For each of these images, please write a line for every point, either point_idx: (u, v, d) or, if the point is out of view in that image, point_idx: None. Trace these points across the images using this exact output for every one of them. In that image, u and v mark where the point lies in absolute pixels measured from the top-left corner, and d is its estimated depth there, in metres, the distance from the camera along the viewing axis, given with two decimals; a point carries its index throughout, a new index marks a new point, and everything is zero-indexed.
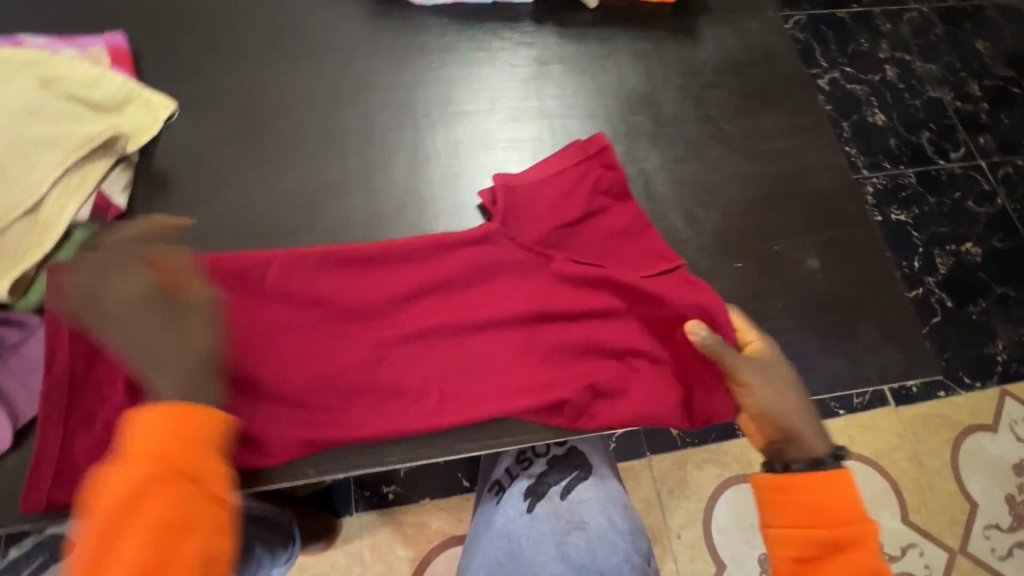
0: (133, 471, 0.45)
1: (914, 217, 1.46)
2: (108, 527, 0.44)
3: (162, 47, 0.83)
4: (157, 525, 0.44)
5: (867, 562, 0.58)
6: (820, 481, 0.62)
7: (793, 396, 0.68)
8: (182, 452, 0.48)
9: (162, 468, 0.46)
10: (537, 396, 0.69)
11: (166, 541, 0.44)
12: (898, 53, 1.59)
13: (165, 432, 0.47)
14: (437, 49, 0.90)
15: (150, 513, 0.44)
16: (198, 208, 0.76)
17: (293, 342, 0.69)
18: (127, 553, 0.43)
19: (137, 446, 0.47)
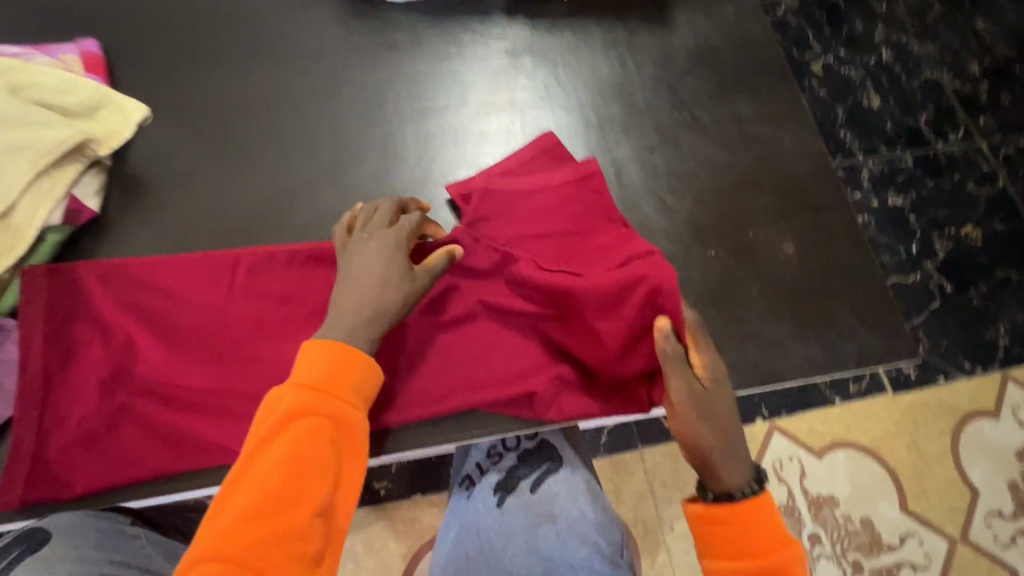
0: (294, 397, 0.55)
1: (911, 200, 1.43)
2: (266, 430, 0.54)
3: (136, 53, 0.85)
4: (318, 440, 0.54)
5: None
6: (746, 513, 0.64)
7: (727, 425, 0.66)
8: (334, 381, 0.57)
9: (324, 395, 0.56)
10: (506, 389, 0.70)
11: (313, 452, 0.54)
12: (893, 34, 1.56)
13: (324, 363, 0.57)
14: (410, 45, 0.90)
15: (297, 428, 0.54)
16: (171, 210, 0.78)
17: (260, 339, 0.68)
18: (274, 452, 0.53)
19: (309, 378, 0.57)
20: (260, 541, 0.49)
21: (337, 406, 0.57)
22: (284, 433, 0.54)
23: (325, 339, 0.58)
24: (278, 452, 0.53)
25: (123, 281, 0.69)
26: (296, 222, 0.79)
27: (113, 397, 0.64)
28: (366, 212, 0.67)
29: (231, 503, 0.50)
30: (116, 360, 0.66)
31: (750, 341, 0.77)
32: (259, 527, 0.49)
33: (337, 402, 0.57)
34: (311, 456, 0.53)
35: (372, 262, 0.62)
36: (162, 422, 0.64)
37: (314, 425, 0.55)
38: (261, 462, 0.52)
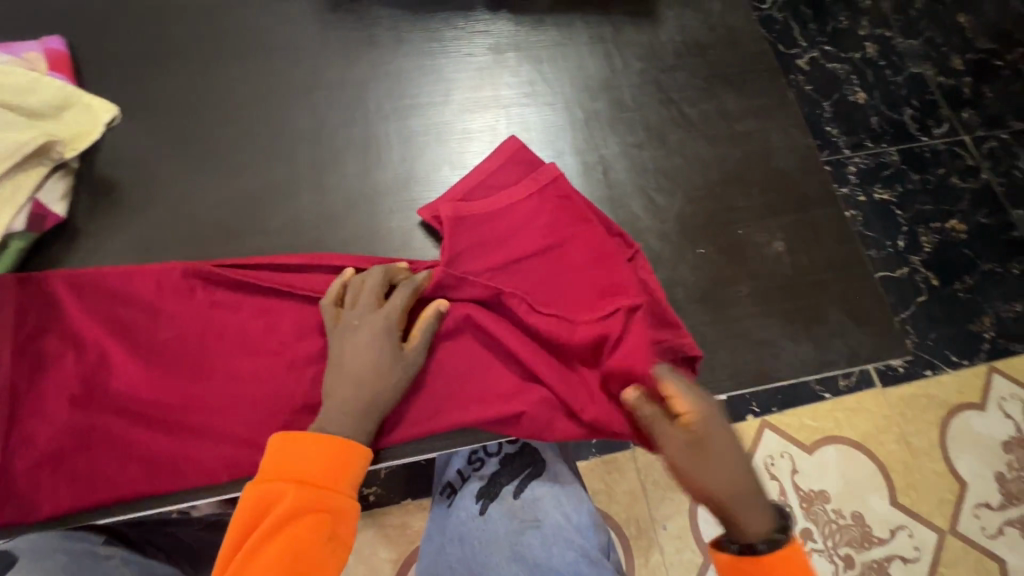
0: (292, 492, 0.52)
1: (897, 195, 1.44)
2: (260, 535, 0.51)
3: (105, 51, 0.81)
4: (312, 541, 0.51)
5: None
6: (778, 565, 0.57)
7: (736, 466, 0.59)
8: (328, 476, 0.54)
9: (323, 490, 0.54)
10: (495, 406, 0.67)
11: (306, 557, 0.51)
12: (878, 29, 1.56)
13: (317, 458, 0.54)
14: (391, 42, 0.87)
15: (293, 528, 0.51)
16: (145, 214, 0.75)
17: (240, 352, 0.65)
18: (268, 557, 0.50)
19: (307, 471, 0.54)
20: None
21: (335, 499, 0.54)
22: (278, 535, 0.51)
23: (312, 432, 0.56)
24: (271, 556, 0.50)
25: (96, 292, 0.65)
26: (274, 226, 0.76)
27: (86, 415, 0.61)
28: (354, 287, 0.64)
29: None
30: (90, 376, 0.62)
31: (740, 341, 0.76)
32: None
33: (335, 496, 0.54)
34: (305, 561, 0.51)
35: (360, 348, 0.60)
36: (136, 442, 0.61)
37: (311, 524, 0.52)
38: (253, 567, 0.50)
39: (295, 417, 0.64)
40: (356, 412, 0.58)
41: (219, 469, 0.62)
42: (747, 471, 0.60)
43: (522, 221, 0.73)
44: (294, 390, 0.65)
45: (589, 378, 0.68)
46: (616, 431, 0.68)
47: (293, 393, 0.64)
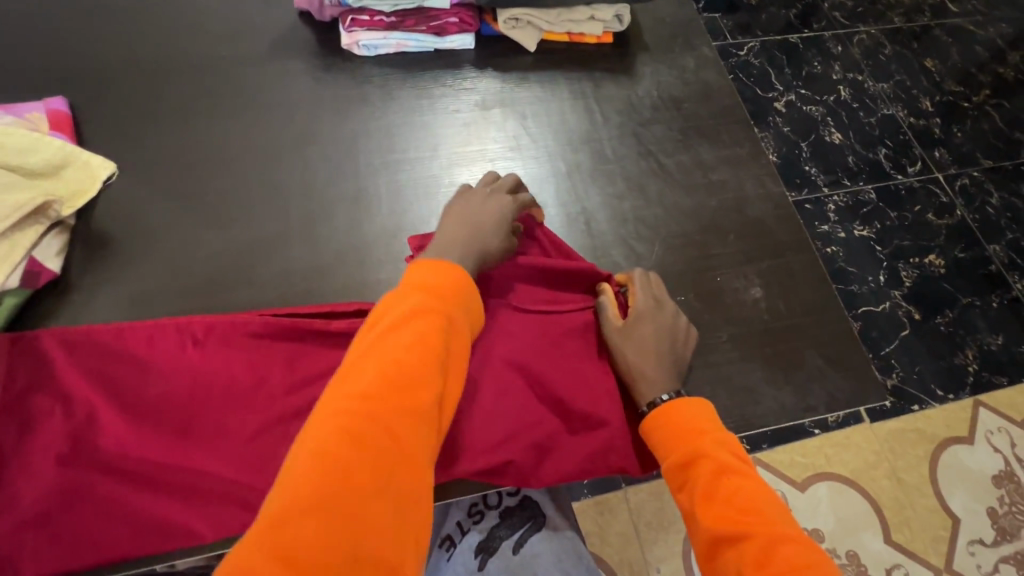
0: (419, 296, 0.55)
1: (876, 231, 1.48)
2: (388, 324, 0.52)
3: (104, 110, 0.85)
4: (433, 335, 0.53)
5: (722, 464, 0.59)
6: (673, 409, 0.65)
7: (657, 351, 0.70)
8: (444, 295, 0.57)
9: (443, 302, 0.56)
10: (483, 457, 0.66)
11: (428, 346, 0.52)
12: (849, 73, 1.64)
13: (436, 276, 0.58)
14: (381, 98, 0.92)
15: (420, 320, 0.53)
16: (139, 268, 0.76)
17: (225, 409, 0.66)
18: (393, 342, 0.51)
19: (430, 282, 0.57)
20: (383, 425, 0.46)
21: (450, 310, 0.56)
22: (403, 326, 0.52)
23: (439, 261, 0.60)
24: (396, 340, 0.51)
25: (91, 351, 0.66)
26: (265, 279, 0.78)
27: (74, 475, 0.61)
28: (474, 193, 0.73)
29: (355, 378, 0.48)
30: (80, 436, 0.62)
31: (723, 387, 0.77)
32: (380, 407, 0.46)
33: (450, 305, 0.57)
34: (429, 354, 0.51)
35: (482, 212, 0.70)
36: (120, 503, 0.61)
37: (432, 325, 0.53)
38: (382, 347, 0.51)
39: None
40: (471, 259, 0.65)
41: (204, 529, 0.61)
42: (656, 354, 0.69)
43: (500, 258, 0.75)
44: (280, 446, 0.65)
45: (570, 418, 0.69)
46: (602, 473, 0.69)
47: (279, 449, 0.65)
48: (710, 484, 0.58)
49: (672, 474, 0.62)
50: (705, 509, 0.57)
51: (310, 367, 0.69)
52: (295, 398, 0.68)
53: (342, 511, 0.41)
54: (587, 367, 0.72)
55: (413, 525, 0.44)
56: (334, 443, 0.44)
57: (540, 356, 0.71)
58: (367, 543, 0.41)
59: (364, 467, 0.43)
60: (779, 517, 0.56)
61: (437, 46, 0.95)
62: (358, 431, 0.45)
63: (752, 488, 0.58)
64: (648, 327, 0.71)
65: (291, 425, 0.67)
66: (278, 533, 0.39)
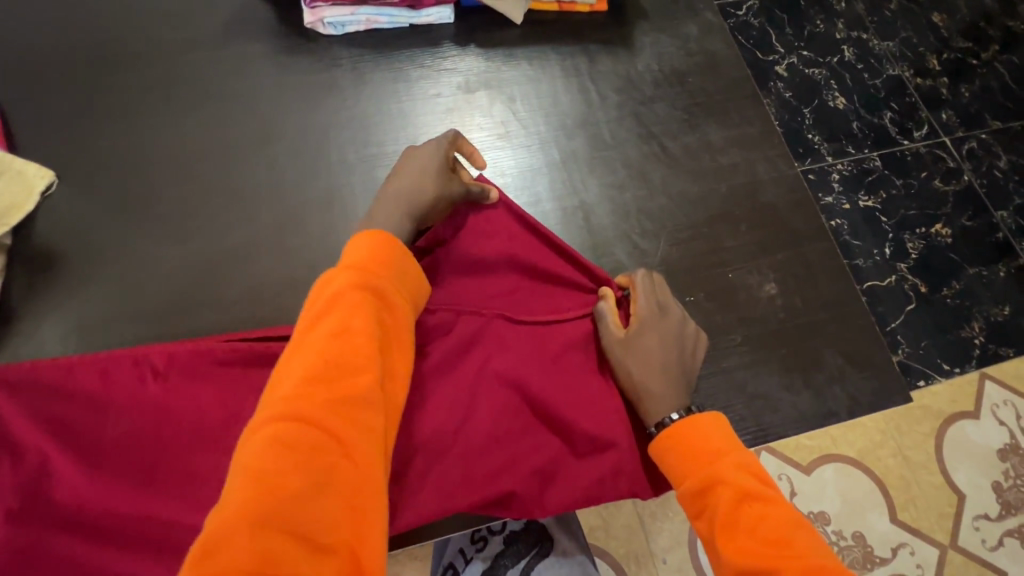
0: (343, 277, 0.49)
1: (882, 202, 1.38)
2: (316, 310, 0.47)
3: (37, 107, 0.75)
4: (365, 316, 0.48)
5: (743, 488, 0.54)
6: (685, 429, 0.59)
7: (662, 363, 0.64)
8: (374, 266, 0.52)
9: (373, 275, 0.51)
10: (483, 490, 0.60)
11: (360, 329, 0.47)
12: (855, 32, 1.53)
13: (368, 248, 0.52)
14: (350, 83, 0.82)
15: (346, 300, 0.48)
16: (88, 289, 0.68)
17: (197, 448, 0.61)
18: (320, 332, 0.46)
19: (353, 261, 0.52)
20: (317, 420, 0.41)
21: (385, 287, 0.52)
22: (330, 313, 0.47)
23: (370, 232, 0.54)
24: (322, 329, 0.46)
25: (38, 392, 0.59)
26: (232, 298, 0.70)
27: (28, 534, 0.53)
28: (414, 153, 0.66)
29: (283, 380, 0.43)
30: (29, 488, 0.54)
31: (738, 395, 0.72)
32: (312, 405, 0.42)
33: (384, 284, 0.52)
34: (360, 333, 0.46)
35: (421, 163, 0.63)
36: (81, 562, 0.53)
37: (362, 304, 0.48)
38: (309, 340, 0.45)
39: None
40: (398, 210, 0.60)
41: None
42: (663, 366, 0.63)
43: (484, 269, 0.70)
44: None
45: (575, 440, 0.64)
46: (613, 496, 0.64)
47: None
48: (731, 513, 0.53)
49: (687, 500, 0.56)
50: (728, 539, 0.52)
51: None
52: None
53: (283, 522, 0.37)
54: (589, 382, 0.66)
55: (368, 514, 0.40)
56: (264, 454, 0.39)
57: (539, 374, 0.65)
58: (318, 548, 0.37)
59: (302, 471, 0.39)
60: (811, 543, 0.50)
61: (412, 21, 0.85)
62: (291, 433, 0.40)
63: (779, 514, 0.52)
64: (652, 336, 0.65)
65: None
66: (214, 559, 0.34)
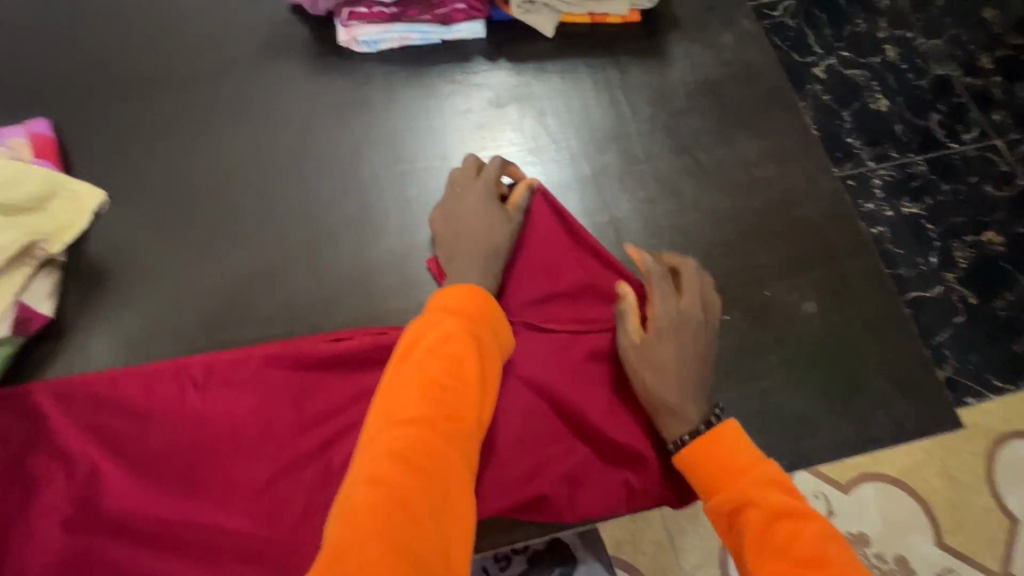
0: (455, 319, 0.56)
1: (927, 208, 1.32)
2: (428, 344, 0.53)
3: (88, 130, 0.79)
4: (472, 356, 0.54)
5: (773, 504, 0.52)
6: (716, 446, 0.57)
7: (678, 375, 0.61)
8: (476, 312, 0.58)
9: (476, 321, 0.57)
10: (510, 494, 0.61)
11: (466, 369, 0.52)
12: (898, 30, 1.46)
13: (470, 295, 0.59)
14: (383, 101, 0.83)
15: (457, 339, 0.54)
16: (133, 305, 0.71)
17: (231, 461, 0.62)
18: (433, 365, 0.51)
19: (458, 305, 0.58)
20: (431, 445, 0.46)
21: (483, 333, 0.57)
22: (441, 349, 0.53)
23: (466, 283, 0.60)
24: (437, 362, 0.51)
25: (86, 402, 0.62)
26: (269, 313, 0.72)
27: (83, 538, 0.58)
28: (465, 187, 0.70)
29: (400, 404, 0.49)
30: (82, 497, 0.59)
31: (774, 418, 0.69)
32: (429, 431, 0.47)
33: (482, 332, 0.57)
34: (467, 371, 0.52)
35: (478, 212, 0.69)
36: (130, 564, 0.57)
37: (467, 344, 0.54)
38: (423, 370, 0.51)
39: (299, 523, 0.60)
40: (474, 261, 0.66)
41: None
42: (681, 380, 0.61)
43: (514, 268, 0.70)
44: (292, 496, 0.61)
45: (603, 447, 0.64)
46: (645, 504, 0.63)
47: (292, 499, 0.61)
48: (761, 530, 0.51)
49: (718, 518, 0.55)
50: (758, 556, 0.50)
51: (319, 402, 0.65)
52: (306, 444, 0.63)
53: (401, 534, 0.41)
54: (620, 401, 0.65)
55: (460, 539, 0.44)
56: (389, 470, 0.44)
57: (567, 391, 0.65)
58: (428, 567, 0.41)
59: (418, 489, 0.44)
60: (847, 560, 0.48)
61: (444, 38, 0.85)
62: (410, 453, 0.45)
63: (813, 526, 0.50)
64: (668, 347, 0.62)
65: (303, 472, 0.62)
66: (344, 560, 0.38)
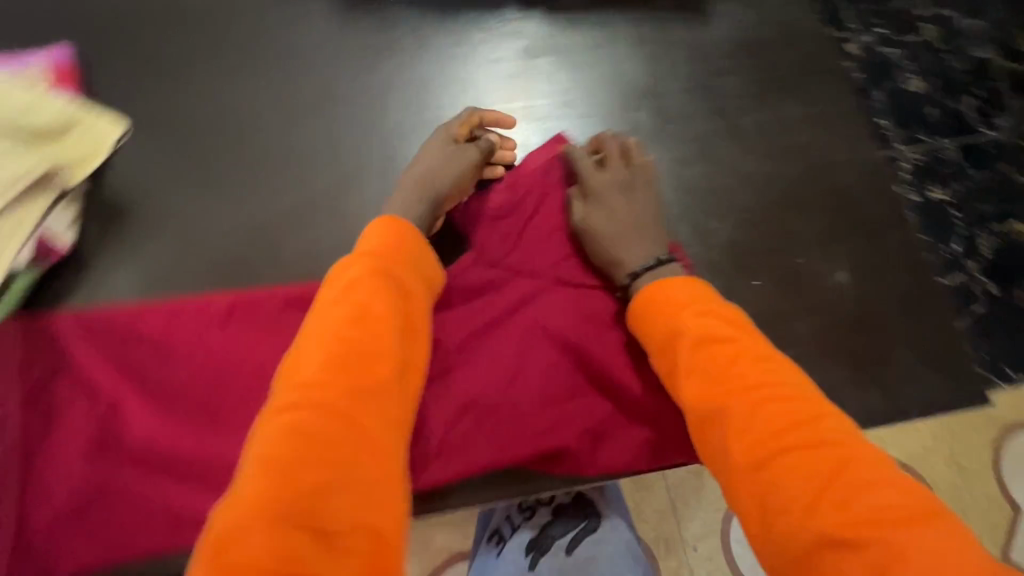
0: (359, 266, 0.53)
1: (954, 194, 1.27)
2: (343, 298, 0.50)
3: (108, 61, 0.76)
4: (381, 309, 0.51)
5: (706, 327, 0.54)
6: (655, 291, 0.59)
7: (632, 255, 0.64)
8: (386, 262, 0.55)
9: (387, 271, 0.54)
10: (533, 445, 0.61)
11: (382, 312, 0.51)
12: (937, 8, 1.37)
13: (390, 243, 0.57)
14: (412, 46, 0.80)
15: (355, 293, 0.51)
16: (154, 241, 0.70)
17: (253, 401, 0.61)
18: (331, 318, 0.49)
19: (366, 250, 0.56)
20: (341, 389, 0.44)
21: (400, 275, 0.55)
22: (348, 298, 0.50)
23: (382, 220, 0.59)
24: (337, 317, 0.49)
25: (108, 334, 0.62)
26: (291, 258, 0.70)
27: (105, 467, 0.58)
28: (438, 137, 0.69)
29: (298, 368, 0.45)
30: (106, 427, 0.59)
31: None
32: (331, 397, 0.44)
33: (399, 274, 0.55)
34: (374, 326, 0.49)
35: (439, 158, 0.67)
36: (153, 494, 0.57)
37: (373, 294, 0.51)
38: (317, 329, 0.48)
39: None
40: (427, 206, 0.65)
41: None
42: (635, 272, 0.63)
43: (542, 221, 0.68)
44: None
45: (627, 404, 0.63)
46: (668, 462, 0.63)
47: None
48: (693, 357, 0.53)
49: (657, 355, 0.57)
50: (691, 386, 0.53)
51: None
52: None
53: (296, 515, 0.37)
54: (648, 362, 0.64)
55: (381, 509, 0.41)
56: (282, 443, 0.40)
57: (593, 348, 0.64)
58: (329, 545, 0.38)
59: (329, 438, 0.42)
60: (782, 374, 0.50)
61: None
62: (307, 424, 0.42)
63: (786, 405, 0.47)
64: (625, 244, 0.64)
65: None
66: (228, 552, 0.35)
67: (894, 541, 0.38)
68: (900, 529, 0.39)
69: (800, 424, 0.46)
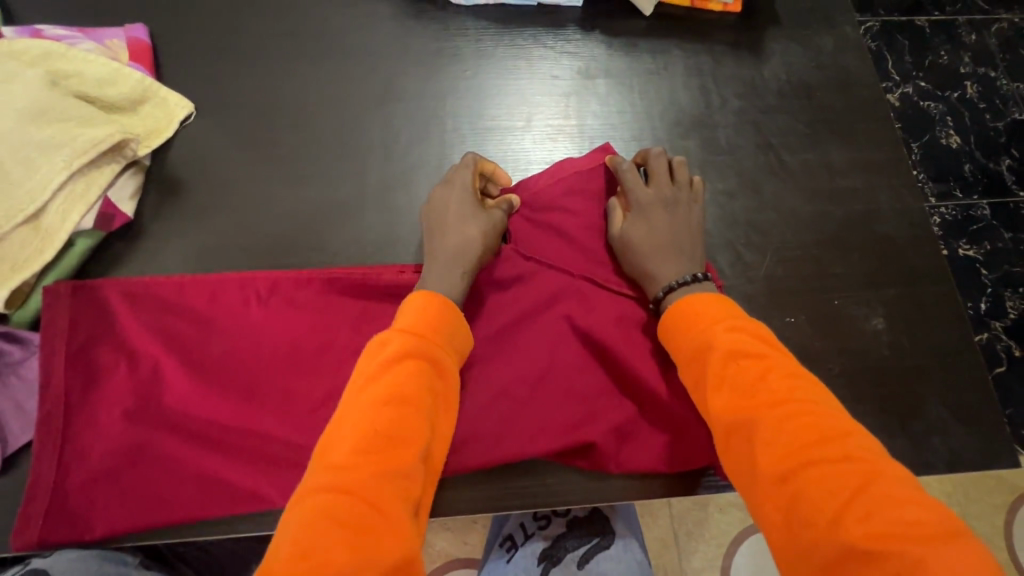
0: (397, 339, 0.51)
1: (984, 254, 1.24)
2: (376, 374, 0.49)
3: (183, 43, 0.80)
4: (415, 386, 0.49)
5: (733, 343, 0.54)
6: (684, 306, 0.59)
7: (666, 272, 0.63)
8: (424, 330, 0.53)
9: (425, 338, 0.52)
10: (560, 438, 0.62)
11: (411, 398, 0.48)
12: (982, 67, 1.34)
13: (423, 312, 0.54)
14: (473, 55, 0.83)
15: (395, 370, 0.49)
16: (208, 218, 0.72)
17: (289, 381, 0.63)
18: (365, 401, 0.47)
19: (405, 322, 0.53)
20: (370, 470, 0.43)
21: (434, 349, 0.53)
22: (382, 376, 0.49)
23: (422, 292, 0.56)
24: (372, 397, 0.47)
25: (155, 304, 0.64)
26: (336, 248, 0.72)
27: (142, 431, 0.59)
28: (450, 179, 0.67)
29: (332, 448, 0.45)
30: (147, 392, 0.61)
31: None
32: (363, 478, 0.43)
33: (434, 347, 0.52)
34: (409, 406, 0.48)
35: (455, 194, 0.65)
36: (188, 463, 0.59)
37: (412, 370, 0.50)
38: (356, 408, 0.47)
39: None
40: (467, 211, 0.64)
41: (273, 495, 0.59)
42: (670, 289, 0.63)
43: (587, 234, 0.69)
44: None
45: (655, 413, 0.64)
46: (690, 470, 0.64)
47: None
48: (722, 371, 0.53)
49: (686, 369, 0.57)
50: (721, 401, 0.52)
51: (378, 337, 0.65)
52: None
53: None
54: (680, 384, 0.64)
55: None
56: (313, 530, 0.40)
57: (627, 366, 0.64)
58: None
59: (357, 524, 0.40)
60: (812, 391, 0.50)
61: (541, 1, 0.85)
62: (337, 508, 0.41)
63: (817, 420, 0.47)
64: (663, 260, 0.63)
65: None
66: None
67: (927, 557, 0.38)
68: (947, 549, 0.39)
69: (834, 438, 0.46)
